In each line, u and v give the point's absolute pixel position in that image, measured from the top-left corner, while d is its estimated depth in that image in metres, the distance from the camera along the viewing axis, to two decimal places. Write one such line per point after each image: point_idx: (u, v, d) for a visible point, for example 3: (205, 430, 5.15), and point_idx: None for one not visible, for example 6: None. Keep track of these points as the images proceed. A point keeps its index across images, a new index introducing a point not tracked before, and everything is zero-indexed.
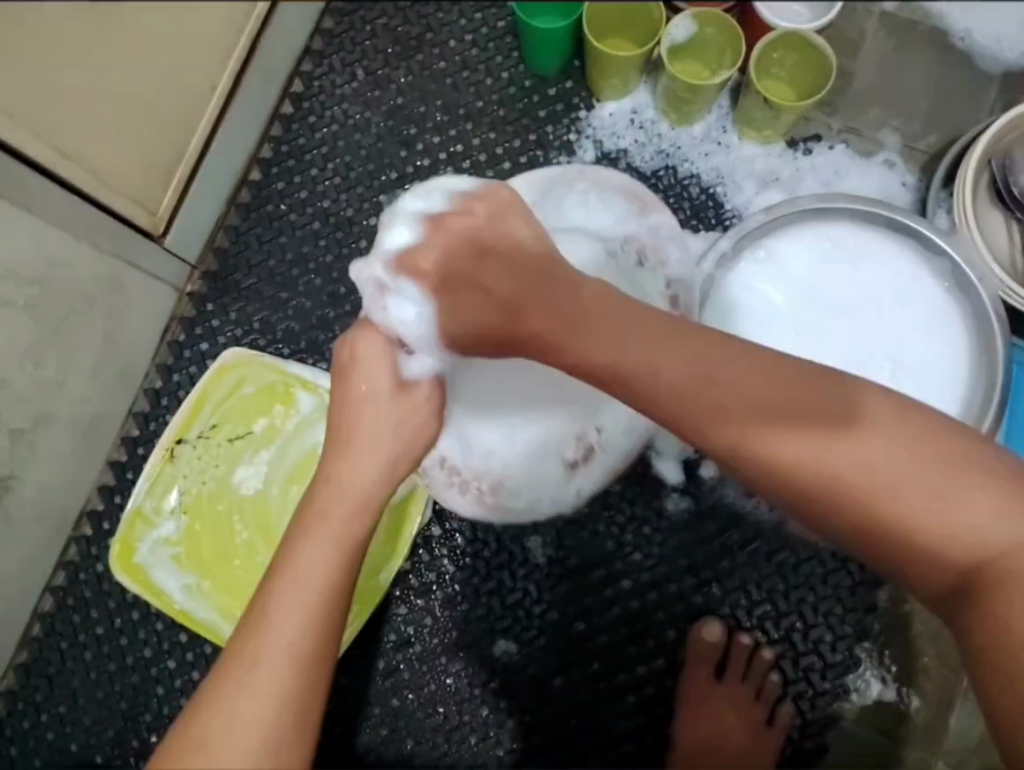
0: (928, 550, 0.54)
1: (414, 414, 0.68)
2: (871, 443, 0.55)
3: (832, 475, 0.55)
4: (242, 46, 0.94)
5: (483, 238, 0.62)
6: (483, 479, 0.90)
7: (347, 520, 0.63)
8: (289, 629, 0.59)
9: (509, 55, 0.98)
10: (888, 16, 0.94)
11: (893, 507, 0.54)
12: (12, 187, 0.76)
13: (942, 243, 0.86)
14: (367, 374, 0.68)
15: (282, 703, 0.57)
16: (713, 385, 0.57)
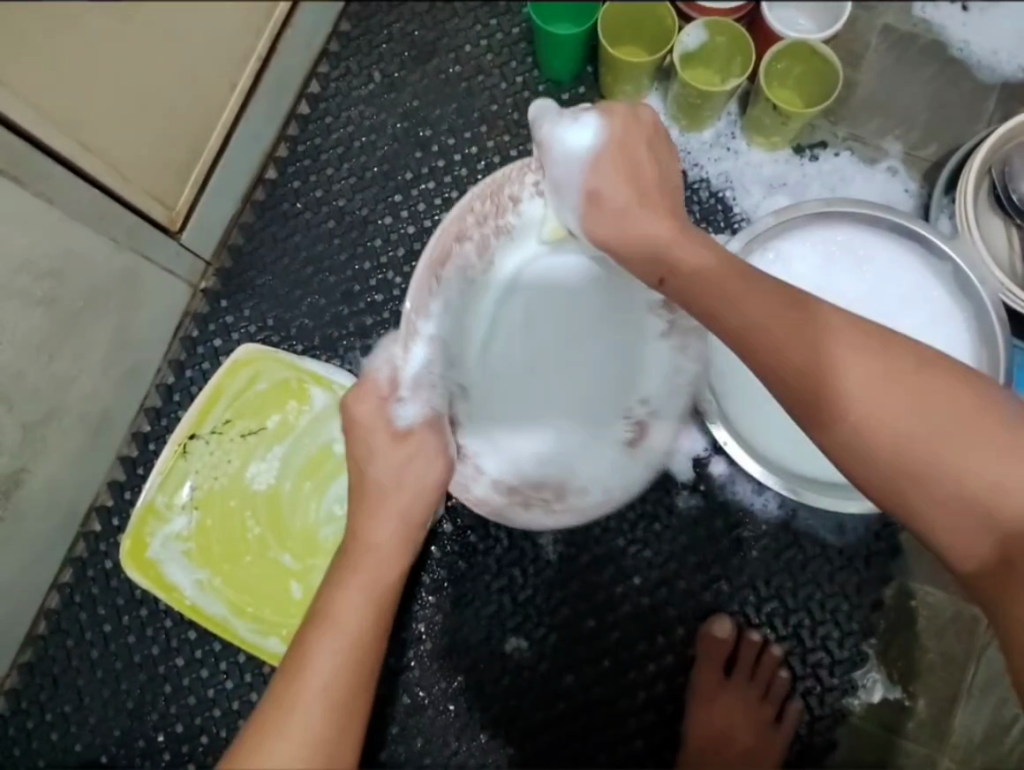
0: (969, 512, 0.56)
1: (415, 464, 0.76)
2: (930, 411, 0.57)
3: (887, 427, 0.57)
4: (261, 47, 0.96)
5: (636, 173, 0.75)
6: (544, 485, 0.92)
7: (376, 573, 0.69)
8: (323, 675, 0.63)
9: (524, 61, 1.00)
10: (890, 29, 0.98)
11: (944, 468, 0.56)
12: (37, 177, 0.77)
13: (947, 248, 0.88)
14: (367, 433, 0.76)
15: (311, 743, 0.60)
16: (788, 318, 0.62)
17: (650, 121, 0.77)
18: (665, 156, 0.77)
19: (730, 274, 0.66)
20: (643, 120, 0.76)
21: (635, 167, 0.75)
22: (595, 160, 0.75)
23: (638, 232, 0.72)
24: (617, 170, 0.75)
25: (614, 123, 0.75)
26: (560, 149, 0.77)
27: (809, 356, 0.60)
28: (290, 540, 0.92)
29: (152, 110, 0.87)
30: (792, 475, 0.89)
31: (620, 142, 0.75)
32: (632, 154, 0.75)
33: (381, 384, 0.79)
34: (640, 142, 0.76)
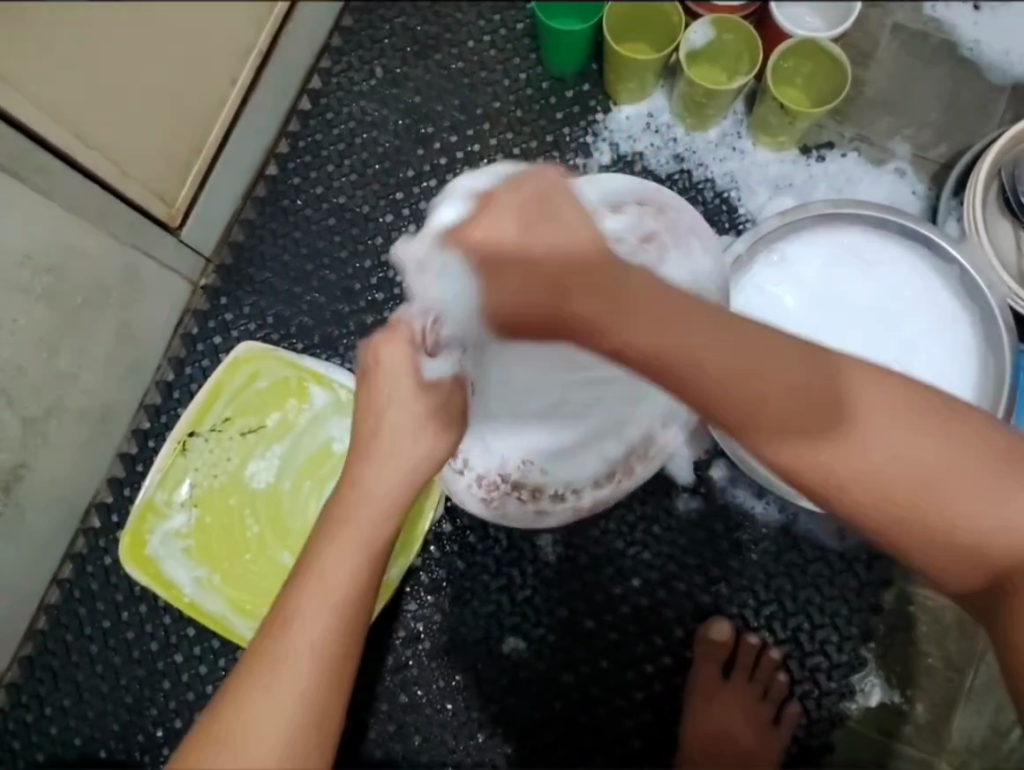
0: (962, 553, 0.55)
1: (430, 422, 0.67)
2: (918, 456, 0.54)
3: (872, 478, 0.54)
4: (262, 42, 0.95)
5: (534, 235, 0.59)
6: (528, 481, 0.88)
7: (371, 527, 0.64)
8: (311, 632, 0.60)
9: (527, 57, 0.99)
10: (900, 27, 0.96)
11: (932, 513, 0.54)
12: (37, 173, 0.76)
13: (954, 252, 0.87)
14: (389, 378, 0.67)
15: (299, 706, 0.58)
16: (754, 384, 0.54)
17: (535, 185, 0.60)
18: (562, 211, 0.59)
19: (689, 323, 0.55)
20: (526, 187, 0.60)
21: (529, 271, 0.58)
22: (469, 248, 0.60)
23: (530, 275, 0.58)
24: (512, 248, 0.59)
25: (478, 226, 0.60)
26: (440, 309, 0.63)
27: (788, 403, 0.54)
28: (289, 539, 0.92)
29: (152, 106, 0.87)
30: None
31: (517, 217, 0.59)
32: (517, 248, 0.59)
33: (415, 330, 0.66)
34: (558, 198, 0.60)
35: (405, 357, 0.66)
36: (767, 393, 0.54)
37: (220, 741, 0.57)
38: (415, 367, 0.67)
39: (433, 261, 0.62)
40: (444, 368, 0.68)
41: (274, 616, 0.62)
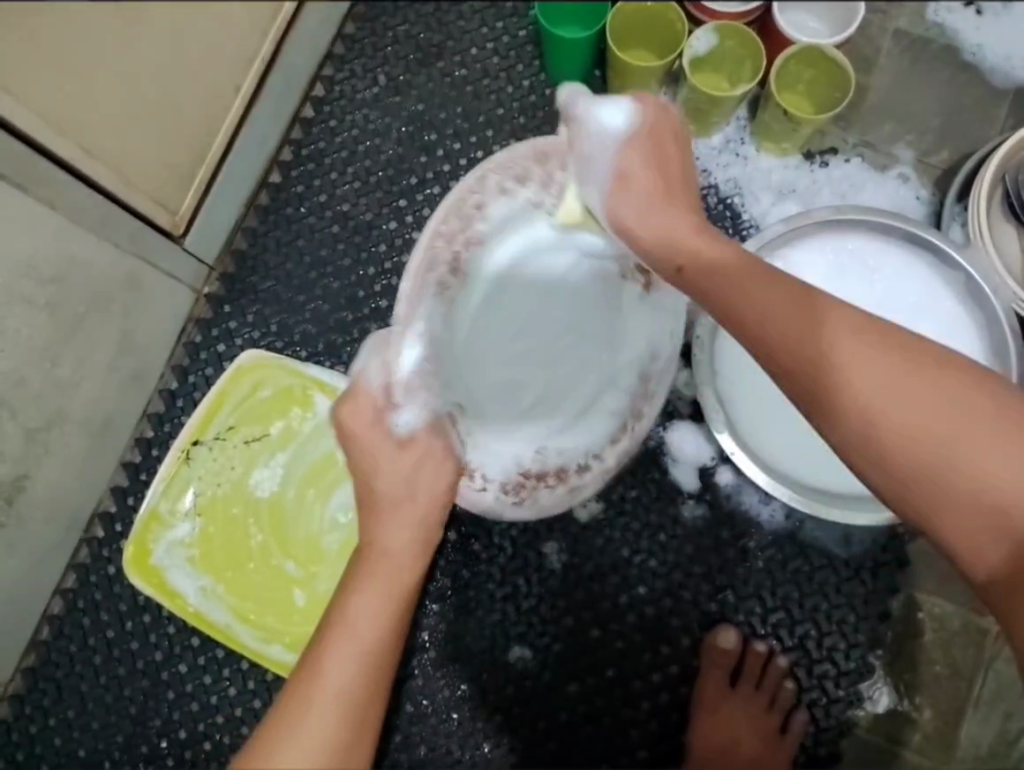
0: (982, 514, 0.55)
1: (422, 470, 0.74)
2: (929, 406, 0.57)
3: (888, 421, 0.57)
4: (265, 51, 0.95)
5: (665, 158, 0.78)
6: (544, 468, 0.89)
7: (394, 577, 0.67)
8: (339, 679, 0.61)
9: (530, 64, 0.99)
10: (902, 33, 0.96)
11: (947, 462, 0.56)
12: (41, 184, 0.76)
13: (958, 258, 0.87)
14: (369, 437, 0.74)
15: (326, 748, 0.59)
16: (799, 325, 0.61)
17: (669, 130, 0.79)
18: (682, 155, 0.80)
19: (751, 273, 0.65)
20: (665, 121, 0.80)
21: (659, 158, 0.78)
22: (625, 152, 0.78)
23: (647, 213, 0.74)
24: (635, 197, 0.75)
25: (646, 112, 0.79)
26: (599, 134, 0.80)
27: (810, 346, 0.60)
28: (293, 547, 0.92)
29: (155, 115, 0.87)
30: (797, 484, 0.88)
31: (647, 142, 0.78)
32: (653, 163, 0.77)
33: (376, 395, 0.75)
34: (665, 132, 0.79)
35: (374, 416, 0.74)
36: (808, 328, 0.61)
37: None
38: (387, 426, 0.75)
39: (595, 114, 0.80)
40: (412, 419, 0.76)
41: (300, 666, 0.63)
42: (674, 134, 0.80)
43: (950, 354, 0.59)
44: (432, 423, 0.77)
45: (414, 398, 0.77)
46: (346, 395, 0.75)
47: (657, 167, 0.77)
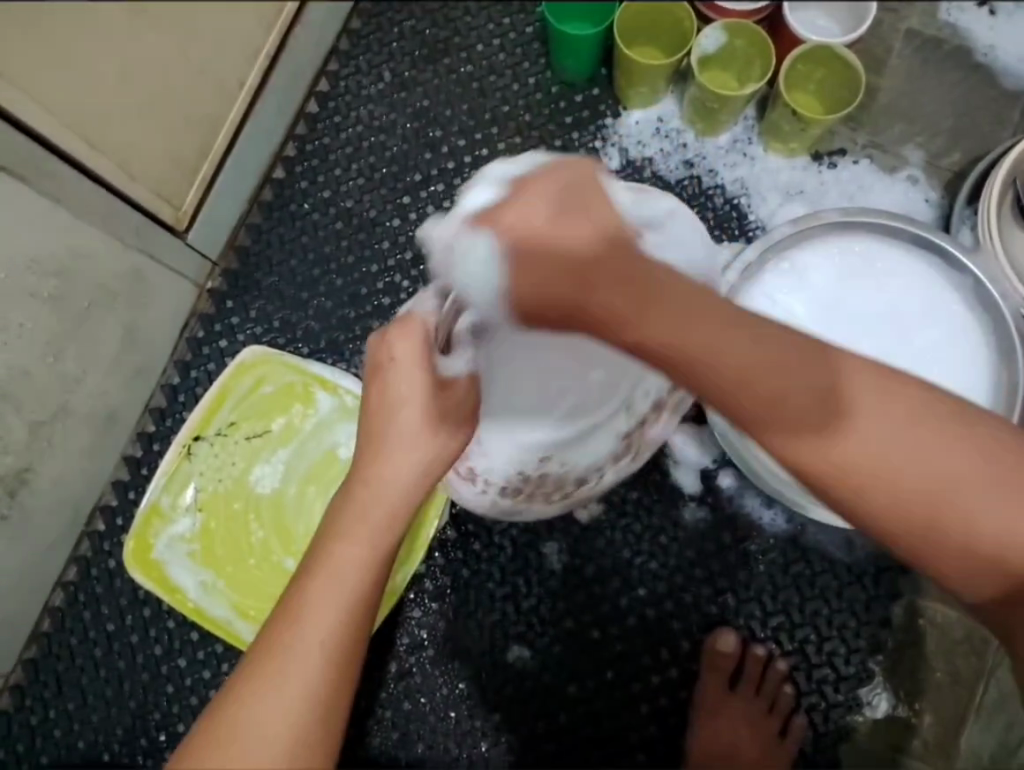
0: (979, 560, 0.54)
1: (451, 415, 0.68)
2: (923, 458, 0.53)
3: (881, 480, 0.53)
4: (270, 44, 0.94)
5: (579, 222, 0.54)
6: (569, 475, 0.86)
7: (379, 522, 0.64)
8: (321, 627, 0.60)
9: (537, 61, 0.98)
10: (914, 33, 0.95)
11: (947, 515, 0.53)
12: (45, 177, 0.76)
13: (966, 262, 0.86)
14: (409, 372, 0.65)
15: (309, 703, 0.58)
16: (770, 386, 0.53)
17: (570, 175, 0.55)
18: (596, 202, 0.55)
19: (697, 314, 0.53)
20: (557, 176, 0.55)
21: (551, 252, 0.54)
22: (505, 284, 0.56)
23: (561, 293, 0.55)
24: (547, 255, 0.54)
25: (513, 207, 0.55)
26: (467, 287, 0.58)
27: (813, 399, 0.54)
28: (293, 544, 0.92)
29: (158, 108, 0.86)
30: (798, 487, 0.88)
31: (553, 197, 0.55)
32: (552, 251, 0.54)
33: (429, 328, 0.66)
34: (580, 198, 0.55)
35: (426, 349, 0.65)
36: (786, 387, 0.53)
37: (228, 738, 0.57)
38: (433, 361, 0.66)
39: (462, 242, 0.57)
40: (456, 365, 0.69)
41: (283, 605, 0.62)
42: (591, 201, 0.55)
43: (935, 397, 0.55)
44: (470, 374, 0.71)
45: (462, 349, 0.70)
46: (403, 317, 0.65)
47: (542, 267, 0.54)
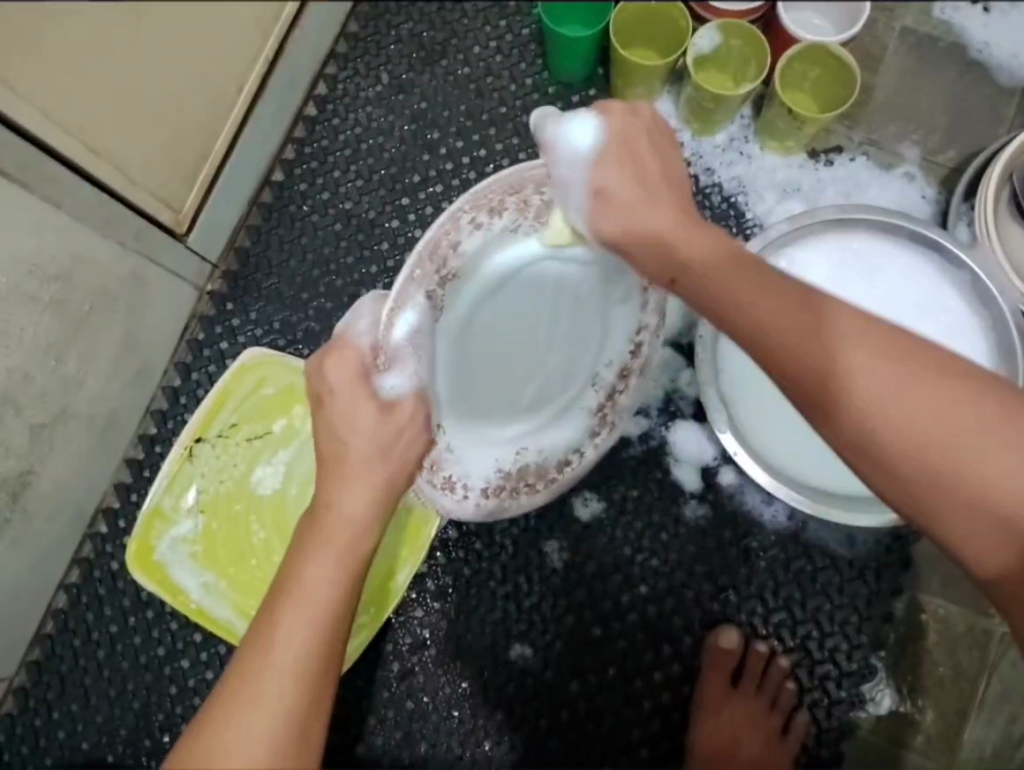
0: (996, 519, 0.54)
1: (398, 437, 0.68)
2: (937, 408, 0.54)
3: (901, 428, 0.54)
4: (269, 49, 0.95)
5: (644, 166, 0.67)
6: (525, 472, 0.88)
7: (348, 541, 0.64)
8: (292, 648, 0.59)
9: (534, 62, 0.99)
10: (909, 32, 0.96)
11: (964, 469, 0.54)
12: (44, 182, 0.76)
13: (964, 257, 0.86)
14: (347, 396, 0.68)
15: (285, 720, 0.58)
16: (795, 332, 0.57)
17: (643, 130, 0.68)
18: (654, 154, 0.67)
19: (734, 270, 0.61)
20: (639, 122, 0.68)
21: (637, 172, 0.67)
22: (593, 169, 0.67)
23: (639, 224, 0.66)
24: (614, 185, 0.67)
25: (611, 127, 0.67)
26: (563, 153, 0.68)
27: (815, 353, 0.56)
28: None
29: (157, 112, 0.87)
30: (797, 483, 0.88)
31: (617, 146, 0.67)
32: (631, 181, 0.66)
33: (362, 352, 0.68)
34: (640, 140, 0.68)
35: (359, 373, 0.68)
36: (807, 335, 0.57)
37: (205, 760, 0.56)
38: (370, 385, 0.68)
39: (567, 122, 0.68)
40: (402, 380, 0.69)
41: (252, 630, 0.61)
42: (648, 140, 0.68)
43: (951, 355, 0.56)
44: (421, 390, 0.71)
45: (404, 364, 0.70)
46: (333, 345, 0.69)
47: (629, 187, 0.66)
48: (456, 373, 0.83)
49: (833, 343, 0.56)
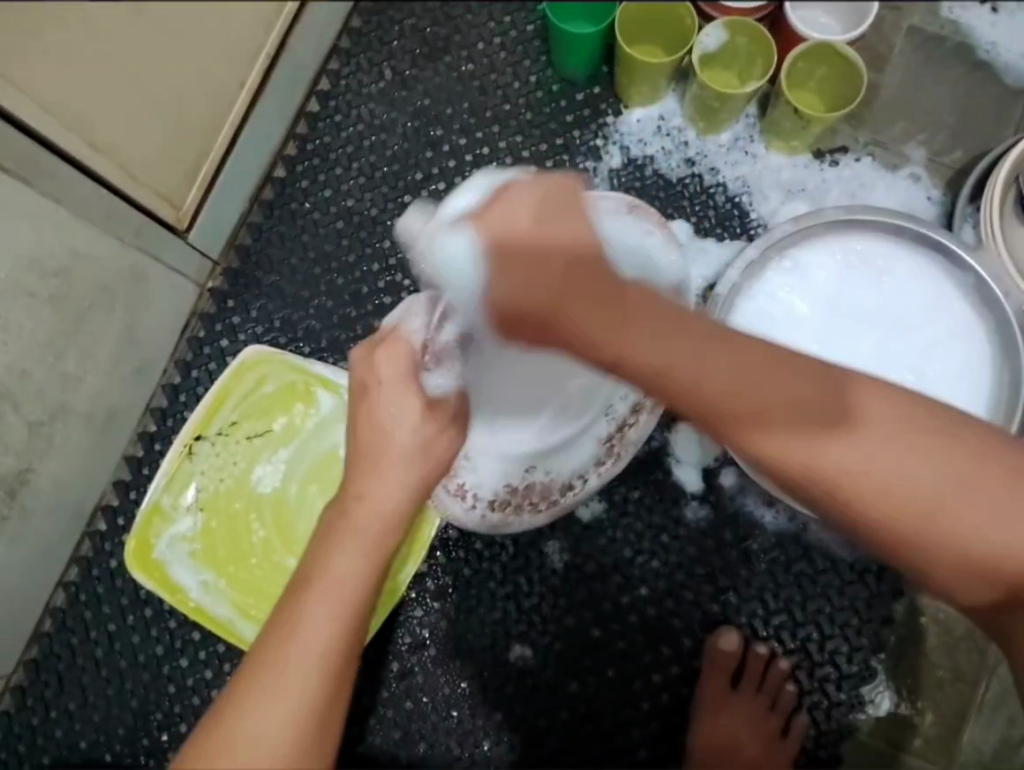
0: (974, 568, 0.55)
1: (438, 438, 0.67)
2: (914, 468, 0.53)
3: (877, 489, 0.54)
4: (271, 44, 0.94)
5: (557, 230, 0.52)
6: (532, 489, 0.87)
7: (375, 535, 0.64)
8: (319, 640, 0.61)
9: (538, 59, 0.98)
10: (917, 31, 0.95)
11: (939, 527, 0.54)
12: (43, 178, 0.75)
13: (969, 260, 0.85)
14: (393, 392, 0.66)
15: (303, 717, 0.59)
16: (756, 403, 0.53)
17: (535, 195, 0.53)
18: (573, 218, 0.52)
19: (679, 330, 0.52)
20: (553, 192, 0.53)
21: (536, 264, 0.51)
22: (484, 274, 0.53)
23: (534, 301, 0.51)
24: (520, 274, 0.52)
25: (488, 218, 0.53)
26: (451, 274, 0.56)
27: (789, 424, 0.53)
28: (296, 544, 0.91)
29: (157, 107, 0.86)
30: None
31: (533, 218, 0.52)
32: (535, 260, 0.51)
33: (414, 348, 0.66)
34: (568, 209, 0.52)
35: (408, 372, 0.66)
36: (771, 405, 0.53)
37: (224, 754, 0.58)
38: (419, 380, 0.67)
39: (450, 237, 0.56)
40: (445, 379, 0.69)
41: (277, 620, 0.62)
42: (569, 213, 0.52)
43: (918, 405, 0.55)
44: (460, 391, 0.71)
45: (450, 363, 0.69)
46: (386, 335, 0.67)
47: (529, 272, 0.51)
48: (487, 386, 0.82)
49: (800, 410, 0.53)
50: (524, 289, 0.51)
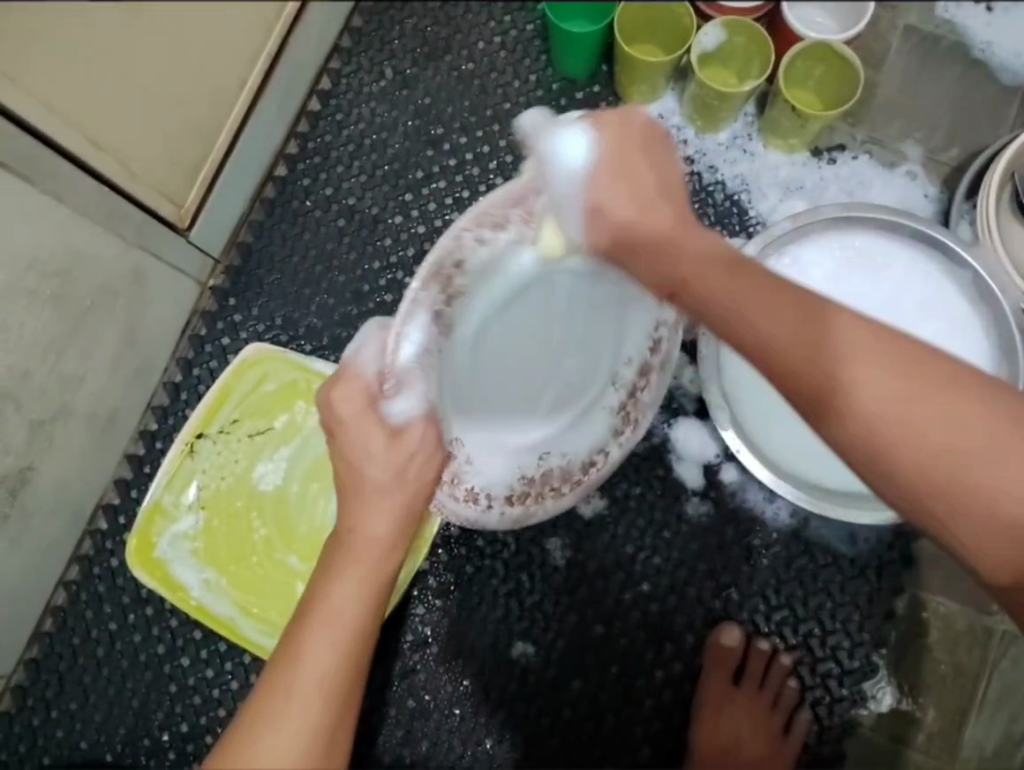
0: (1009, 532, 0.54)
1: (409, 463, 0.69)
2: (953, 419, 0.54)
3: (920, 438, 0.53)
4: (272, 43, 0.95)
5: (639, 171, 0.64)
6: (548, 473, 0.89)
7: (371, 564, 0.66)
8: (322, 666, 0.61)
9: (538, 59, 0.99)
10: (912, 30, 0.96)
11: (974, 483, 0.53)
12: (45, 176, 0.76)
13: (967, 257, 0.86)
14: (357, 426, 0.69)
15: (311, 740, 0.59)
16: (806, 337, 0.55)
17: (619, 135, 0.65)
18: (646, 160, 0.65)
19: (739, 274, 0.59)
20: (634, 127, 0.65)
21: (635, 175, 0.64)
22: (591, 181, 0.65)
23: (636, 218, 0.63)
24: (616, 192, 0.64)
25: (609, 121, 0.65)
26: (556, 162, 0.65)
27: (827, 364, 0.55)
28: (298, 541, 0.91)
29: (159, 106, 0.86)
30: (797, 481, 0.88)
31: (616, 157, 0.65)
32: (627, 182, 0.64)
33: (369, 381, 0.69)
34: (644, 143, 0.65)
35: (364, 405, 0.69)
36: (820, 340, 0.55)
37: None
38: (379, 414, 0.69)
39: (550, 141, 0.65)
40: (409, 404, 0.70)
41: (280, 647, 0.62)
42: (650, 146, 0.65)
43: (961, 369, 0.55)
44: (432, 412, 0.72)
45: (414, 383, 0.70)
46: (339, 376, 0.70)
47: (633, 193, 0.64)
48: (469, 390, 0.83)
49: (848, 352, 0.55)
50: (624, 200, 0.64)
